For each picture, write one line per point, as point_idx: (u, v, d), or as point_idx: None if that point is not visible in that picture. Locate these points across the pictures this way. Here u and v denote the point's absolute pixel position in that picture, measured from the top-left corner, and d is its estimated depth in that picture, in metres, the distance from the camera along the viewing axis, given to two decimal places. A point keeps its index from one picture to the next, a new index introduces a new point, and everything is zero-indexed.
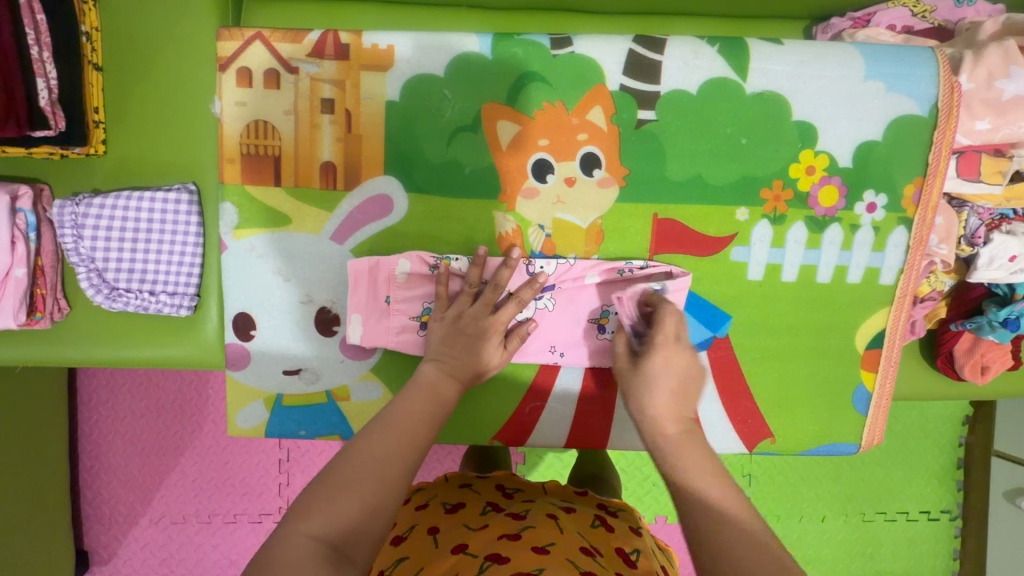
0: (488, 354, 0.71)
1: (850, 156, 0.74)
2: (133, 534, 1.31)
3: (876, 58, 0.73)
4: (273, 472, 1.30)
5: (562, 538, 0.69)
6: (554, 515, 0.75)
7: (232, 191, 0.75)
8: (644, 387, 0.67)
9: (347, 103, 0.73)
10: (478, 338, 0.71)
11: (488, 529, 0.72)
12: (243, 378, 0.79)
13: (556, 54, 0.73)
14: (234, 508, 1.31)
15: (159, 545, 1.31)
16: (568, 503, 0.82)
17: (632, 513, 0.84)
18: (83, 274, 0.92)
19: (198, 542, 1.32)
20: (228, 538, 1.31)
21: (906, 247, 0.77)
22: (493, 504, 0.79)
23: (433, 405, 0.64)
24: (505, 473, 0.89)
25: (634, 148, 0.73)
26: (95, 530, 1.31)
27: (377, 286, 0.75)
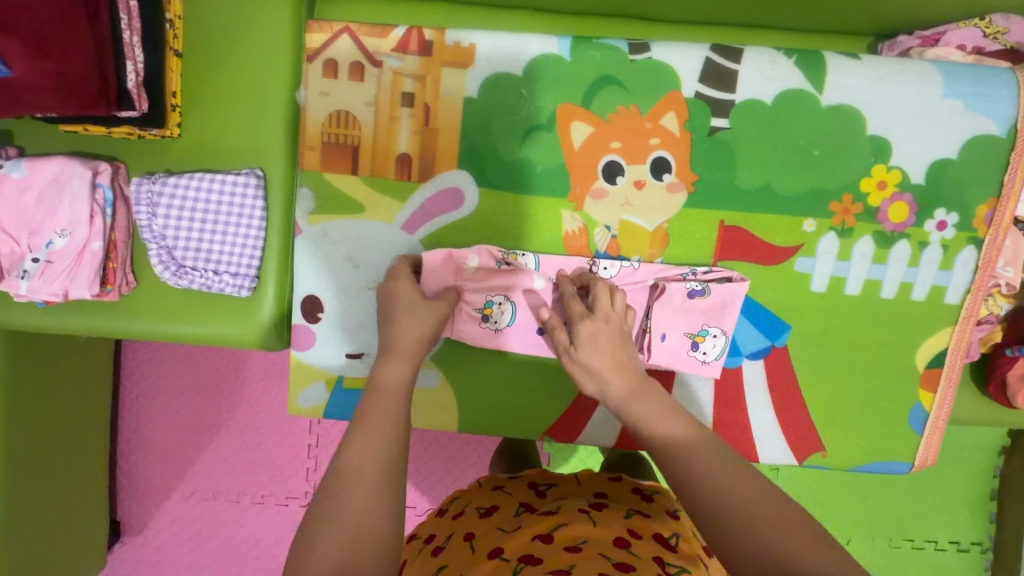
0: (399, 331, 0.66)
1: (923, 172, 0.74)
2: (164, 507, 1.35)
3: (956, 77, 0.72)
4: (303, 456, 1.33)
5: (594, 532, 0.69)
6: (586, 509, 0.75)
7: (310, 177, 0.77)
8: (583, 360, 0.64)
9: (426, 98, 0.75)
10: (389, 320, 0.67)
11: (520, 531, 0.71)
12: (306, 358, 0.81)
13: (634, 59, 0.74)
14: (263, 489, 1.34)
15: (188, 520, 1.35)
16: (602, 493, 0.82)
17: (669, 496, 0.84)
18: (154, 251, 0.96)
19: (229, 520, 1.35)
20: (255, 518, 1.34)
21: (974, 267, 0.76)
22: (527, 505, 0.79)
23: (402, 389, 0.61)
24: (535, 471, 0.89)
25: (706, 155, 0.74)
26: (129, 501, 1.35)
27: (445, 277, 0.75)
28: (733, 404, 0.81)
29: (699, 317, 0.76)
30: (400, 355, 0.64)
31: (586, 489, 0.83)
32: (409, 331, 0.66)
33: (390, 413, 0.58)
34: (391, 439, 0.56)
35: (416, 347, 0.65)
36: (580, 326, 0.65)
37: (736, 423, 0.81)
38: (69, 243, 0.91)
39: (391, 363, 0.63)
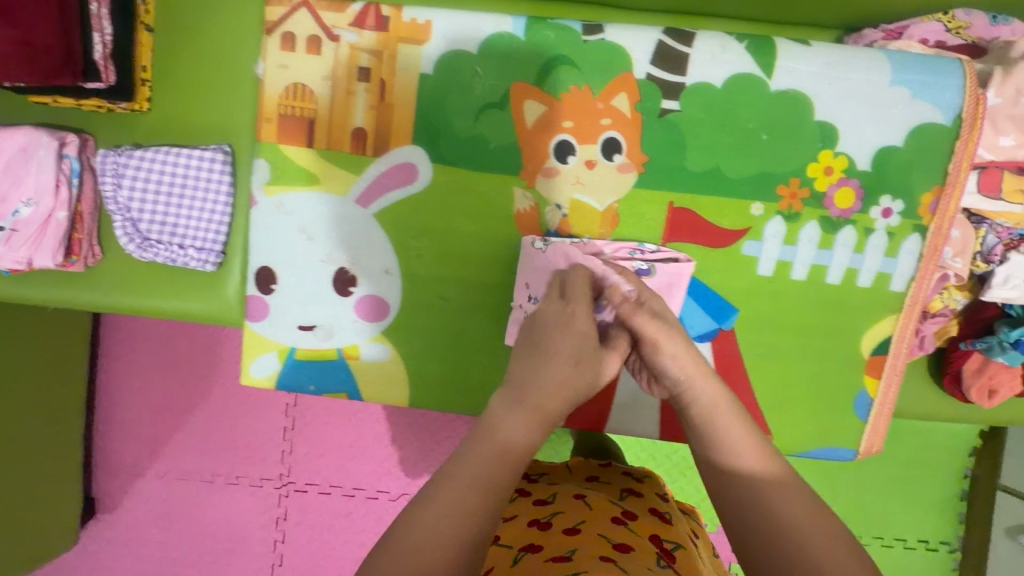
0: (549, 375, 0.54)
1: (869, 160, 0.75)
2: (137, 485, 1.35)
3: (903, 66, 0.74)
4: (277, 438, 1.34)
5: (591, 514, 0.71)
6: (581, 495, 0.76)
7: (267, 148, 0.78)
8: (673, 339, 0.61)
9: (383, 73, 0.76)
10: (547, 344, 0.57)
11: (517, 519, 0.72)
12: (260, 330, 0.83)
13: (587, 40, 0.75)
14: (237, 469, 1.35)
15: (162, 498, 1.36)
16: (594, 477, 0.85)
17: (658, 481, 0.85)
18: (119, 223, 0.97)
19: (201, 499, 1.36)
20: (228, 498, 1.35)
21: (919, 255, 0.77)
22: (521, 490, 0.79)
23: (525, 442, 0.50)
24: (528, 460, 0.88)
25: (656, 136, 0.75)
26: (102, 478, 1.35)
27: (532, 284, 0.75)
28: None
29: None
30: (546, 392, 0.53)
31: (579, 475, 0.85)
32: (569, 368, 0.55)
33: (484, 492, 0.46)
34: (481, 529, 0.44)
35: (564, 392, 0.54)
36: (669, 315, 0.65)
37: None
38: (34, 212, 0.92)
39: (515, 414, 0.51)
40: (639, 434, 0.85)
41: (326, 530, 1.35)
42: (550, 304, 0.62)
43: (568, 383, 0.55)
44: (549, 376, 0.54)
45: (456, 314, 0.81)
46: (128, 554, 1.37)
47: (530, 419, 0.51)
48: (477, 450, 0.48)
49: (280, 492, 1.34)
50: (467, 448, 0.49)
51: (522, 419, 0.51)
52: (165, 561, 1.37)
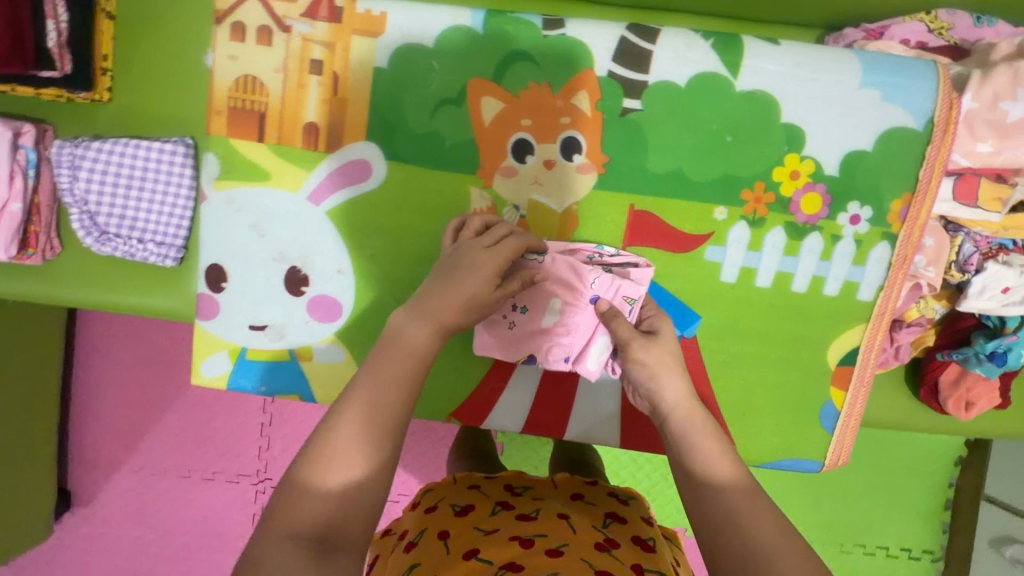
0: (441, 297, 0.63)
1: (837, 164, 0.72)
2: (108, 481, 1.33)
3: (873, 67, 0.71)
4: (254, 435, 1.31)
5: (575, 537, 0.68)
6: (564, 513, 0.73)
7: (217, 142, 0.76)
8: (666, 348, 0.67)
9: (335, 66, 0.74)
10: (453, 273, 0.65)
11: (497, 533, 0.69)
12: (210, 328, 0.80)
13: (547, 35, 0.72)
14: (213, 465, 1.32)
15: (137, 494, 1.33)
16: (579, 496, 0.81)
17: (645, 503, 0.83)
18: (76, 216, 0.94)
19: (176, 495, 1.33)
20: (204, 494, 1.33)
21: (888, 264, 0.75)
22: (504, 503, 0.76)
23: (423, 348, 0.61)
24: (513, 473, 0.85)
25: (617, 136, 0.73)
26: (77, 472, 1.33)
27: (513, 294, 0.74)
28: None
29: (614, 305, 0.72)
30: (443, 312, 0.62)
31: (563, 492, 0.81)
32: (470, 285, 0.64)
33: (397, 384, 0.58)
34: (390, 409, 0.56)
35: (460, 309, 0.63)
36: (664, 335, 0.68)
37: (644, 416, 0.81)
38: None
39: (412, 323, 0.62)
40: (600, 442, 0.83)
41: None
42: (475, 242, 0.68)
43: (461, 300, 0.63)
44: (453, 299, 0.63)
45: None
46: (100, 550, 1.35)
47: (425, 330, 0.61)
48: (388, 353, 0.60)
49: (256, 488, 1.32)
50: (378, 351, 0.60)
51: (419, 328, 0.61)
52: (138, 558, 1.35)
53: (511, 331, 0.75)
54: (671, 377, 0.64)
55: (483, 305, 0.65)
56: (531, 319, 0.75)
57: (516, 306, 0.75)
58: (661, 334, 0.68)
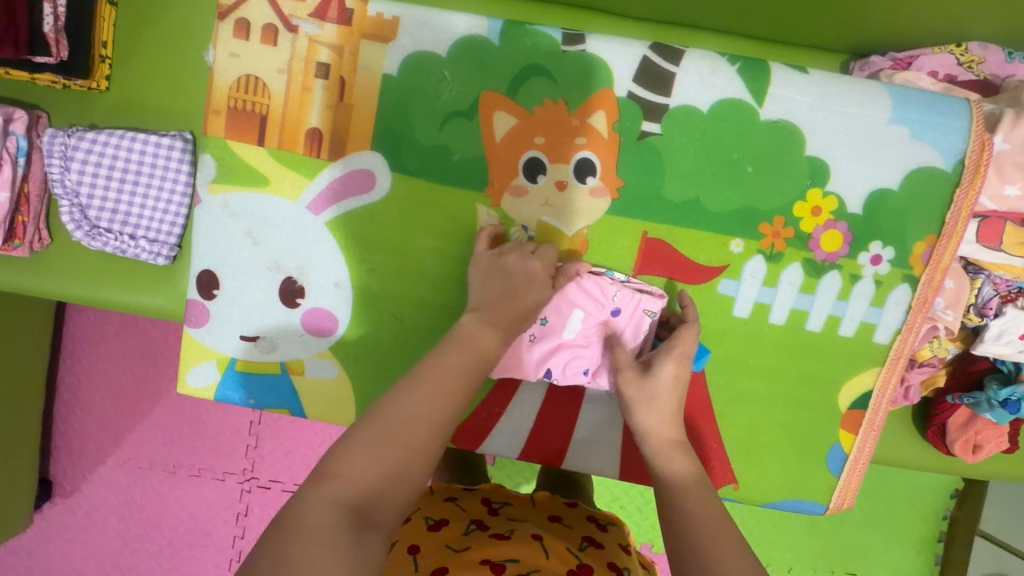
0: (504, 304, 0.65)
1: (861, 202, 0.69)
2: (91, 475, 1.30)
3: (905, 102, 0.68)
4: (242, 433, 1.28)
5: (547, 561, 0.63)
6: (540, 535, 0.69)
7: (215, 143, 0.73)
8: (656, 385, 0.66)
9: (343, 71, 0.71)
10: (512, 279, 0.67)
11: (469, 552, 0.64)
12: (199, 336, 0.77)
13: (566, 51, 0.69)
14: (199, 462, 1.29)
15: (121, 488, 1.30)
16: (558, 517, 0.78)
17: (623, 528, 0.80)
18: (66, 208, 0.90)
19: (163, 492, 1.30)
20: (189, 492, 1.30)
21: (908, 307, 0.72)
22: (478, 522, 0.72)
23: (496, 345, 0.63)
24: (491, 486, 0.83)
25: (633, 160, 0.70)
26: (61, 463, 1.30)
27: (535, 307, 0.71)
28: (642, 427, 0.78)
29: (635, 322, 0.71)
30: (510, 319, 0.65)
31: (541, 514, 0.78)
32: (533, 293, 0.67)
33: (461, 371, 0.58)
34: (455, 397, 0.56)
35: (523, 315, 0.66)
36: (660, 369, 0.66)
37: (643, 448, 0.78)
38: None
39: (483, 325, 0.64)
40: (597, 472, 0.80)
41: None
42: (522, 252, 0.68)
43: (525, 308, 0.66)
44: (517, 305, 0.66)
45: (413, 335, 0.75)
46: (80, 545, 1.31)
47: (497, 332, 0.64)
48: (459, 345, 0.61)
49: (242, 487, 1.28)
50: (443, 346, 0.61)
51: (490, 330, 0.63)
52: (118, 554, 1.31)
53: (532, 348, 0.72)
54: (653, 411, 0.65)
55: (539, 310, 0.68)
56: (554, 331, 0.72)
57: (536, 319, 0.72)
58: (655, 371, 0.66)
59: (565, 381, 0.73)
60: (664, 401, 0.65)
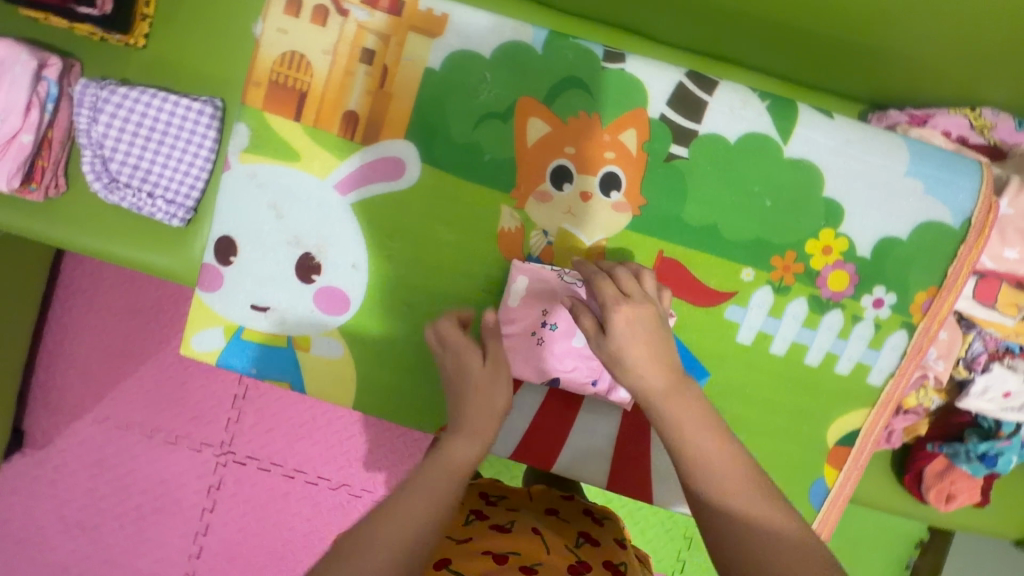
0: (463, 410, 0.61)
1: (870, 247, 0.72)
2: (67, 429, 1.28)
3: (922, 157, 0.71)
4: (225, 405, 1.26)
5: (547, 559, 0.65)
6: (539, 530, 0.71)
7: (251, 113, 0.73)
8: (618, 339, 0.57)
9: (386, 59, 0.72)
10: (462, 394, 0.63)
11: (469, 543, 0.66)
12: (209, 300, 0.78)
13: (606, 67, 0.71)
14: (178, 429, 1.27)
15: (95, 445, 1.28)
16: (554, 510, 0.79)
17: (619, 524, 0.80)
18: (88, 158, 0.90)
19: (138, 454, 1.28)
20: (164, 458, 1.28)
21: (902, 352, 0.75)
22: (477, 513, 0.73)
23: (477, 440, 0.59)
24: (488, 481, 0.82)
25: (658, 180, 0.72)
26: (37, 413, 1.27)
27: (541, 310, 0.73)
28: (636, 435, 0.80)
29: None
30: (474, 420, 0.60)
31: (538, 506, 0.80)
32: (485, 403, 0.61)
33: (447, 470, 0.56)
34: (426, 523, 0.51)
35: (486, 407, 0.61)
36: (616, 313, 0.58)
37: (630, 459, 0.80)
38: None
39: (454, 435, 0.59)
40: (585, 480, 0.81)
41: (261, 506, 1.28)
42: (443, 358, 0.67)
43: (482, 401, 0.61)
44: (475, 407, 0.61)
45: (421, 325, 0.76)
46: (45, 499, 1.29)
47: (464, 434, 0.59)
48: (435, 456, 0.57)
49: (219, 460, 1.27)
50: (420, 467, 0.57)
51: (460, 436, 0.59)
52: (82, 513, 1.29)
53: (537, 352, 0.73)
54: (636, 358, 0.56)
55: (491, 392, 0.62)
56: (563, 339, 0.73)
57: (544, 324, 0.73)
58: (610, 322, 0.57)
59: (570, 385, 0.74)
60: (642, 347, 0.56)
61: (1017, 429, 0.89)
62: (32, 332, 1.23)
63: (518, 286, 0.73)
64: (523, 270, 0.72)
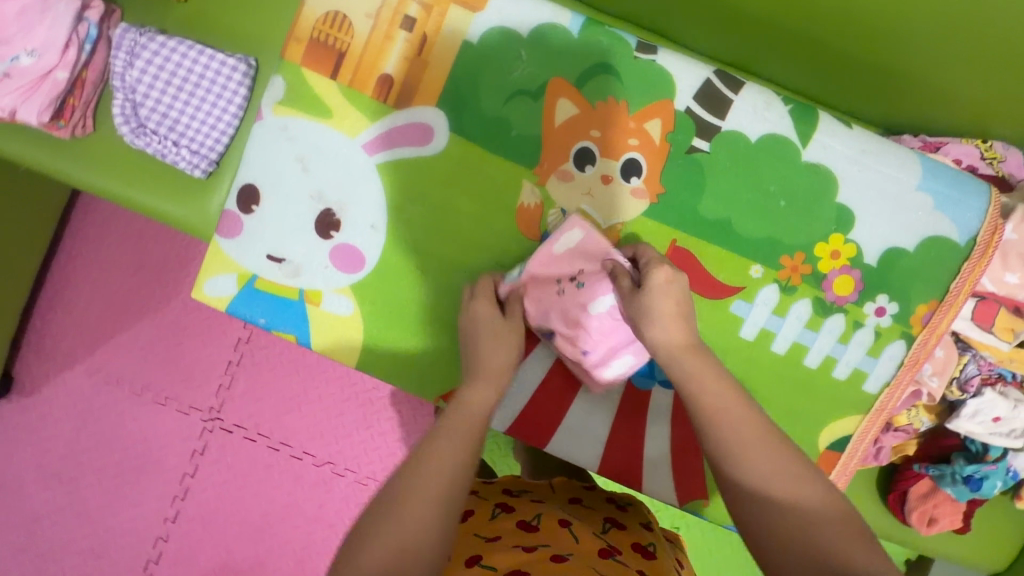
0: (483, 352, 0.68)
1: (877, 255, 0.74)
2: (54, 379, 1.24)
3: (933, 174, 0.73)
4: (218, 370, 1.23)
5: (578, 547, 0.66)
6: (566, 519, 0.72)
7: (289, 68, 0.75)
8: (652, 296, 0.65)
9: (427, 28, 0.74)
10: (476, 343, 0.69)
11: (500, 540, 0.67)
12: (227, 247, 0.79)
13: (638, 57, 0.74)
14: (169, 390, 1.23)
15: (83, 397, 1.24)
16: (577, 500, 0.80)
17: (643, 508, 0.82)
18: (119, 102, 0.90)
19: (123, 412, 1.24)
20: (149, 418, 1.24)
21: (899, 363, 0.76)
22: (503, 506, 0.74)
23: (496, 385, 0.66)
24: (510, 478, 0.82)
25: (678, 171, 0.74)
26: (29, 359, 1.24)
27: (574, 263, 0.72)
28: (631, 421, 0.81)
29: None
30: (490, 365, 0.67)
31: (562, 496, 0.80)
32: (499, 354, 0.68)
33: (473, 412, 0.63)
34: (461, 457, 0.58)
35: (502, 356, 0.68)
36: (654, 275, 0.66)
37: (626, 444, 0.81)
38: (33, 64, 0.85)
39: (476, 381, 0.66)
40: (578, 461, 0.82)
41: (242, 479, 1.24)
42: (464, 305, 0.73)
43: (499, 352, 0.68)
44: (493, 352, 0.68)
45: (434, 290, 0.78)
46: (24, 447, 1.25)
47: (485, 380, 0.66)
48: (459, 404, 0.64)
49: (205, 425, 1.23)
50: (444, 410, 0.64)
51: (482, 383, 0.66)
52: (60, 465, 1.25)
53: (555, 302, 0.73)
54: (662, 314, 0.64)
55: (510, 340, 0.69)
56: (582, 300, 0.72)
57: (574, 279, 0.72)
58: (647, 282, 0.66)
59: (569, 349, 0.74)
60: (673, 307, 0.65)
61: (1004, 454, 0.90)
62: (33, 276, 1.22)
63: (570, 236, 0.72)
64: (582, 225, 0.72)
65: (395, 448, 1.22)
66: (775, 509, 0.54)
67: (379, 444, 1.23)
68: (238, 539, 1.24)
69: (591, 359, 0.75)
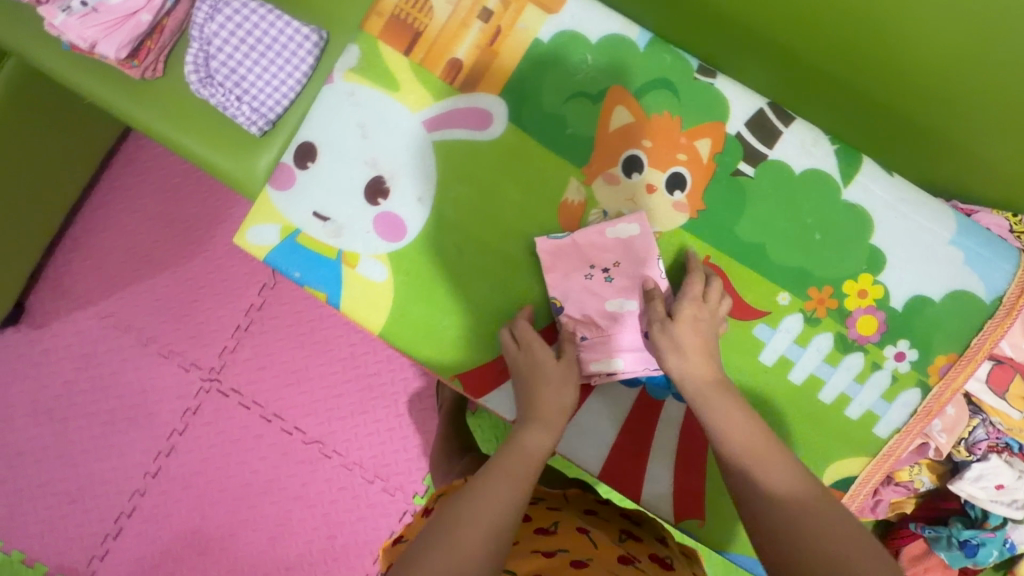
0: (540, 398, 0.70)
1: (903, 300, 0.75)
2: (64, 316, 1.25)
3: (967, 230, 0.75)
4: (227, 332, 1.23)
5: (598, 553, 0.66)
6: (584, 529, 0.72)
7: (367, 39, 0.79)
8: (681, 330, 0.70)
9: (502, 21, 0.78)
10: (531, 390, 0.71)
11: (519, 544, 0.67)
12: (276, 198, 0.81)
13: (697, 78, 0.77)
14: (174, 344, 1.24)
15: (89, 339, 1.25)
16: (591, 511, 0.80)
17: (658, 524, 0.82)
18: (193, 51, 0.92)
19: (126, 359, 1.25)
20: (150, 368, 1.24)
21: (912, 411, 0.77)
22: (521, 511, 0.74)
23: (548, 433, 0.68)
24: None
25: (721, 190, 0.76)
26: (43, 294, 1.26)
27: (609, 253, 0.76)
28: (638, 429, 0.81)
29: None
30: (548, 407, 0.69)
31: (575, 506, 0.80)
32: (551, 401, 0.70)
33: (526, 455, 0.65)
34: (515, 495, 0.60)
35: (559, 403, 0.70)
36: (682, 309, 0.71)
37: (631, 450, 0.81)
38: (121, 4, 0.89)
39: (532, 428, 0.68)
40: (579, 462, 0.82)
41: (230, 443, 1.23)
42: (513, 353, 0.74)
43: (554, 398, 0.70)
44: (549, 396, 0.70)
45: (467, 271, 0.79)
46: (24, 378, 1.25)
47: (540, 427, 0.68)
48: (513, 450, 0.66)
49: (203, 385, 1.23)
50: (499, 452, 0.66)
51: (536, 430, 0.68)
52: (53, 403, 1.25)
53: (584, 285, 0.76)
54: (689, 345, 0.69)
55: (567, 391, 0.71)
56: (605, 292, 0.76)
57: (606, 269, 0.76)
58: (678, 314, 0.71)
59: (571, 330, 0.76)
60: (695, 342, 0.70)
61: (1003, 524, 0.89)
62: (65, 212, 1.24)
63: (625, 228, 0.76)
64: (639, 221, 0.76)
65: (387, 436, 1.21)
66: (820, 551, 0.52)
67: (372, 431, 1.21)
68: (216, 505, 1.22)
69: (586, 348, 0.76)
